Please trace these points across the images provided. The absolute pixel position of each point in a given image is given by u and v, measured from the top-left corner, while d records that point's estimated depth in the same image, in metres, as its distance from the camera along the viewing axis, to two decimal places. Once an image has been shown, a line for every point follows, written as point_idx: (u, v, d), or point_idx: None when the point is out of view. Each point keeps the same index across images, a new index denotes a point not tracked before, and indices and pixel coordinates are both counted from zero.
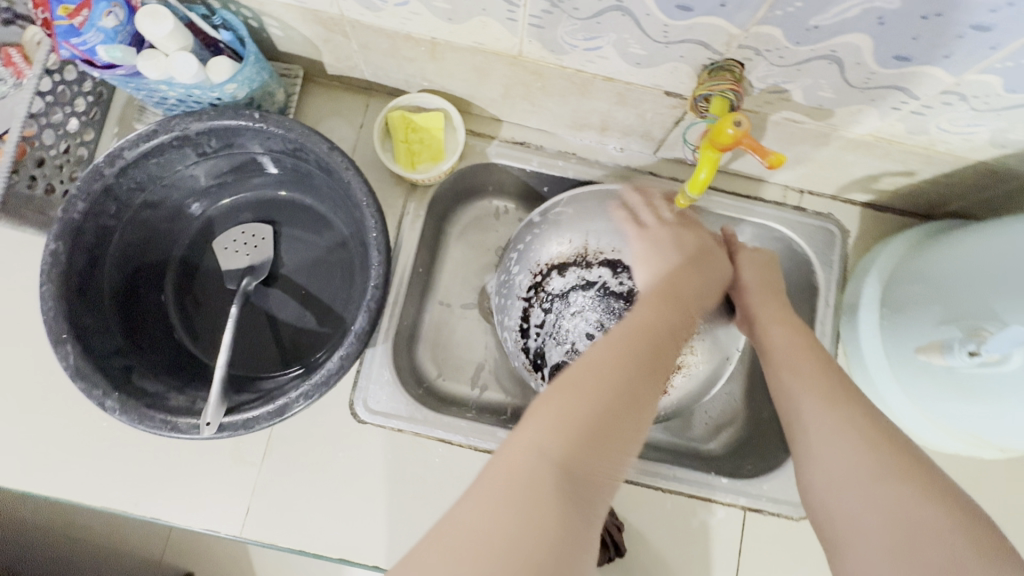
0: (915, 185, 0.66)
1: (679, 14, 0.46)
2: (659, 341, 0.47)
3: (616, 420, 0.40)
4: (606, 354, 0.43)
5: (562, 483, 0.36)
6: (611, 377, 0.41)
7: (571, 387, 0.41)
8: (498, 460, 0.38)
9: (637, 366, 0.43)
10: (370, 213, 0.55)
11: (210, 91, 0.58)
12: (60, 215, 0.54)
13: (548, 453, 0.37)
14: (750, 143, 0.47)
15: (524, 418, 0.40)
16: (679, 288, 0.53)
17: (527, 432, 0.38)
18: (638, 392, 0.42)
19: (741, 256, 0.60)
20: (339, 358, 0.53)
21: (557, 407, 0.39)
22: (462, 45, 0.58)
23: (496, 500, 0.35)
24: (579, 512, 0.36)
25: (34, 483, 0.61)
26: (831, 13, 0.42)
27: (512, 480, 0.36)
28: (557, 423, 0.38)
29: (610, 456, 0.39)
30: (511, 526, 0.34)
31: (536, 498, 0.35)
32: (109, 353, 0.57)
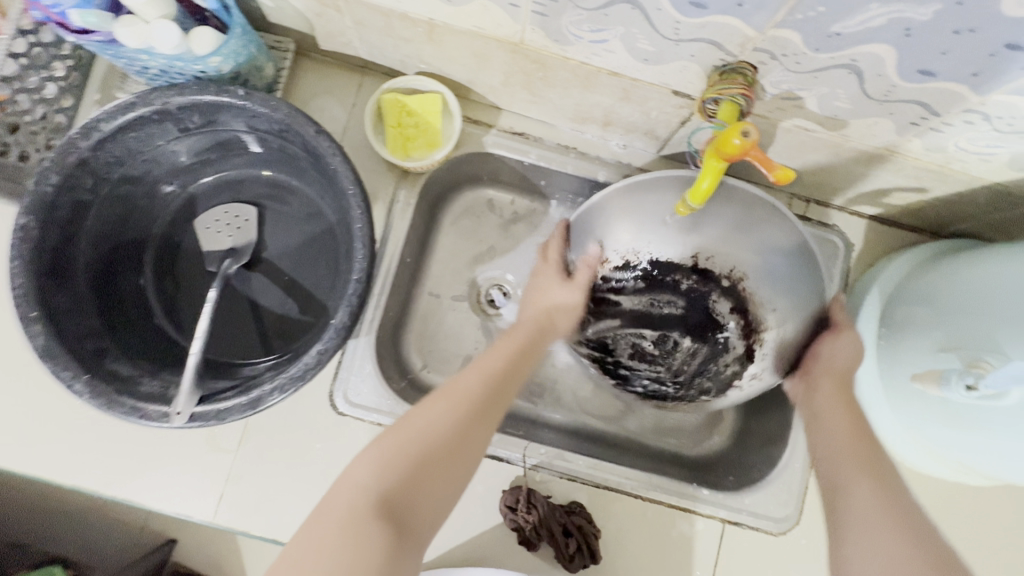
0: (926, 202, 0.63)
1: (691, 12, 0.43)
2: (481, 395, 0.49)
3: (440, 447, 0.44)
4: (446, 395, 0.48)
5: (378, 511, 0.39)
6: (442, 426, 0.45)
7: (402, 428, 0.45)
8: (328, 497, 0.41)
9: (481, 408, 0.48)
10: (356, 202, 0.53)
11: (192, 63, 0.55)
12: (31, 188, 0.52)
13: (366, 484, 0.41)
14: (757, 155, 0.45)
15: (362, 453, 0.43)
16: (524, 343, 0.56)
17: (356, 470, 0.42)
18: (473, 416, 0.47)
19: (847, 333, 0.57)
20: (318, 352, 0.51)
21: (379, 449, 0.43)
22: (461, 28, 0.54)
23: (323, 530, 0.38)
24: (400, 534, 0.39)
25: (4, 458, 0.60)
26: (855, 21, 0.39)
27: (337, 512, 0.39)
28: (381, 458, 0.42)
29: (434, 496, 0.42)
30: (332, 552, 0.37)
31: (353, 533, 0.38)
32: (81, 334, 0.55)
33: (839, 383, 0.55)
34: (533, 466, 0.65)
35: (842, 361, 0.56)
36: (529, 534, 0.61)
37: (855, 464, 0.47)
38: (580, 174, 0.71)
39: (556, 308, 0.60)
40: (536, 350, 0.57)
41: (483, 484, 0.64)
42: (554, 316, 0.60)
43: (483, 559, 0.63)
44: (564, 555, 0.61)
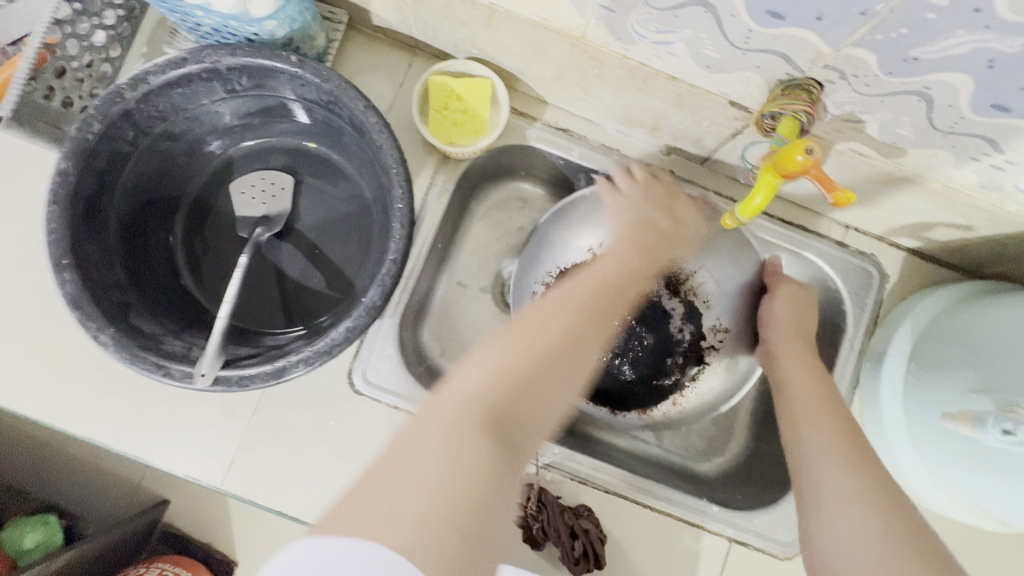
0: (971, 240, 0.62)
1: (768, 21, 0.42)
2: (580, 325, 0.44)
3: (541, 374, 0.39)
4: (554, 304, 0.45)
5: (485, 419, 0.35)
6: (551, 325, 0.42)
7: (522, 332, 0.41)
8: (491, 348, 0.40)
9: (603, 310, 0.47)
10: (398, 181, 0.52)
11: (248, 25, 0.54)
12: (74, 133, 0.51)
13: (478, 392, 0.37)
14: (818, 174, 0.44)
15: (463, 366, 0.39)
16: (637, 275, 0.54)
17: (464, 377, 0.38)
18: (568, 356, 0.41)
19: (780, 293, 0.63)
20: (346, 329, 0.50)
21: (488, 357, 0.39)
22: (522, 17, 0.54)
23: (422, 437, 0.34)
24: (507, 449, 0.35)
25: (18, 402, 0.60)
26: (936, 47, 0.38)
27: (444, 411, 0.35)
28: (491, 368, 0.38)
29: (541, 408, 0.39)
30: (450, 450, 0.33)
31: (469, 435, 0.34)
32: (108, 285, 0.54)
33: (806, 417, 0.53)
34: (544, 466, 0.64)
35: (786, 310, 0.62)
36: (535, 533, 0.61)
37: (830, 429, 0.51)
38: None
39: (649, 226, 0.58)
40: (654, 260, 0.57)
41: None
42: (648, 237, 0.57)
43: None
44: (569, 558, 0.60)
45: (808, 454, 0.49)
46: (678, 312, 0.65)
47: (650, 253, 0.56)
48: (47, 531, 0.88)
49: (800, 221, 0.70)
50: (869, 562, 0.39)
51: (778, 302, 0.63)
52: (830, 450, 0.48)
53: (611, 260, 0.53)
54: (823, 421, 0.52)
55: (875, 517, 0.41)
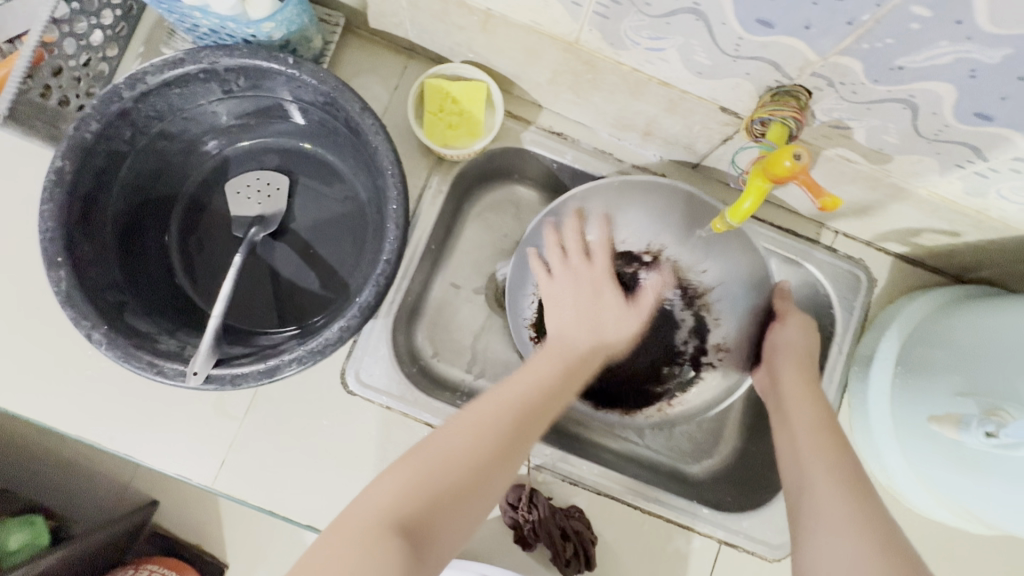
0: (957, 246, 0.63)
1: (757, 29, 0.42)
2: (502, 438, 0.42)
3: (458, 485, 0.39)
4: (478, 419, 0.43)
5: (395, 533, 0.35)
6: (491, 430, 0.43)
7: (431, 446, 0.41)
8: (420, 448, 0.41)
9: (508, 438, 0.43)
10: (393, 181, 0.53)
11: (245, 26, 0.55)
12: (70, 132, 0.51)
13: (390, 505, 0.37)
14: (806, 179, 0.44)
15: (378, 479, 0.39)
16: (569, 336, 0.56)
17: (375, 492, 0.38)
18: (471, 485, 0.39)
19: (791, 318, 0.64)
20: (340, 328, 0.51)
21: (399, 473, 0.39)
22: (517, 22, 0.54)
23: (346, 548, 0.35)
24: (409, 564, 0.35)
25: (9, 400, 0.60)
26: (921, 57, 0.39)
27: (358, 518, 0.36)
28: (406, 484, 0.38)
29: (457, 523, 0.38)
30: (355, 561, 0.34)
31: (376, 548, 0.34)
32: (103, 284, 0.55)
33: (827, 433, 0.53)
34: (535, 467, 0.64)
35: (795, 335, 0.63)
36: (526, 533, 0.61)
37: (823, 450, 0.50)
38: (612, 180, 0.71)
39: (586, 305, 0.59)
40: (581, 374, 0.53)
41: None
42: (589, 317, 0.59)
43: (476, 552, 0.62)
44: (560, 559, 0.61)
45: (805, 473, 0.49)
46: (688, 325, 0.72)
47: (597, 305, 0.60)
48: (33, 532, 0.88)
49: (790, 226, 0.71)
50: None
51: (792, 331, 0.63)
52: (825, 467, 0.48)
53: (559, 341, 0.55)
54: (828, 452, 0.50)
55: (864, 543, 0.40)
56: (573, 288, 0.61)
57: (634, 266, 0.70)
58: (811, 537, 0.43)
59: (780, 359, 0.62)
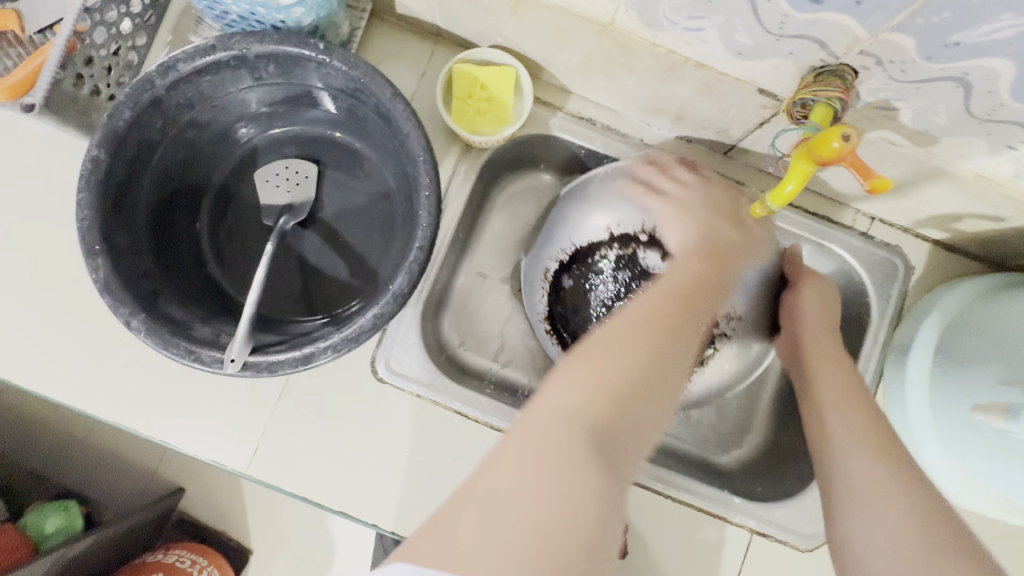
0: (1001, 232, 0.61)
1: (805, 6, 0.41)
2: (661, 336, 0.40)
3: (635, 389, 0.36)
4: (619, 326, 0.41)
5: (585, 438, 0.34)
6: (664, 312, 0.42)
7: (600, 350, 0.38)
8: (576, 362, 0.38)
9: (675, 325, 0.41)
10: (426, 169, 0.52)
11: (275, 12, 0.54)
12: (105, 121, 0.51)
13: (570, 410, 0.35)
14: (854, 161, 0.43)
15: (556, 375, 0.38)
16: (707, 272, 0.49)
17: (556, 394, 0.36)
18: (659, 370, 0.38)
19: (806, 286, 0.62)
20: (374, 316, 0.51)
21: (579, 373, 0.37)
22: (550, 3, 0.53)
23: (535, 471, 0.32)
24: (608, 468, 0.33)
25: (49, 385, 0.61)
26: (980, 32, 0.38)
27: (532, 431, 0.34)
28: (588, 385, 0.36)
29: (643, 425, 0.37)
30: (551, 485, 0.32)
31: (563, 459, 0.33)
32: (138, 272, 0.55)
33: (845, 398, 0.53)
34: None
35: (815, 303, 0.61)
36: None
37: (855, 425, 0.50)
38: None
39: (716, 240, 0.53)
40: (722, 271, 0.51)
41: None
42: (721, 245, 0.53)
43: None
44: None
45: (836, 451, 0.49)
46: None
47: (737, 221, 0.56)
48: (68, 517, 0.90)
49: (824, 212, 0.70)
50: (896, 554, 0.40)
51: (810, 293, 0.62)
52: (849, 435, 0.50)
53: (681, 273, 0.48)
54: (857, 422, 0.51)
55: (903, 514, 0.41)
56: (694, 229, 0.54)
57: (632, 247, 0.61)
58: (849, 519, 0.45)
59: (807, 327, 0.60)
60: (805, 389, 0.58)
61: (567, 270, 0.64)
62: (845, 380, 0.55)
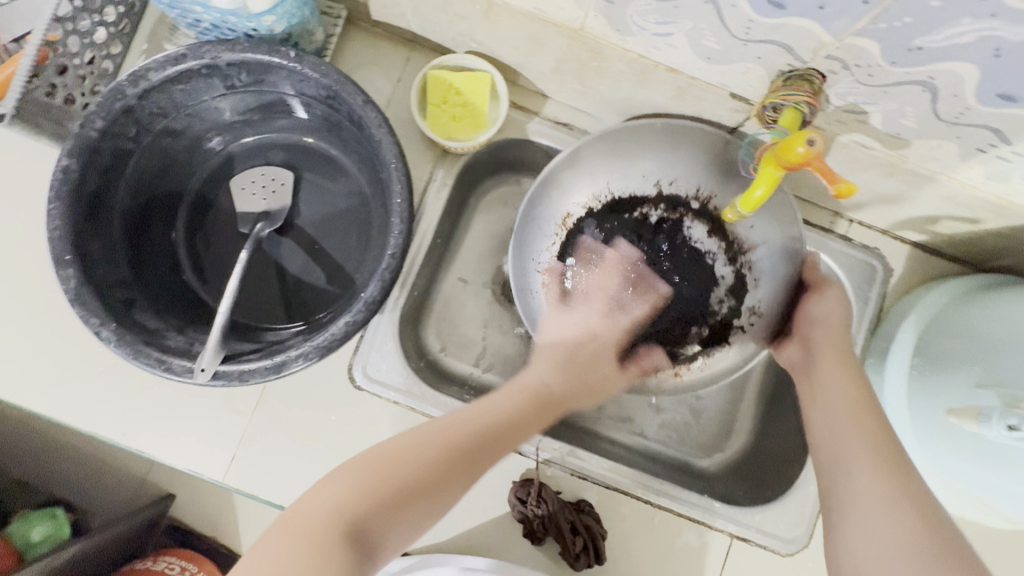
0: (977, 234, 0.61)
1: (768, 11, 0.41)
2: (450, 457, 0.40)
3: (403, 499, 0.37)
4: (413, 434, 0.41)
5: (342, 535, 0.34)
6: (425, 449, 0.40)
7: (357, 470, 0.37)
8: (356, 464, 0.38)
9: (470, 449, 0.41)
10: (397, 176, 0.52)
11: (246, 20, 0.54)
12: (76, 130, 0.51)
13: (335, 507, 0.35)
14: (820, 167, 0.43)
15: (335, 470, 0.38)
16: (566, 397, 0.51)
17: (328, 491, 0.36)
18: (418, 489, 0.38)
19: (832, 290, 0.57)
20: (344, 324, 0.51)
21: (348, 472, 0.37)
22: (520, 9, 0.53)
23: (277, 547, 0.33)
24: (341, 564, 0.33)
25: (24, 396, 0.60)
26: (941, 36, 0.38)
27: (297, 519, 0.35)
28: (356, 485, 0.37)
29: (404, 534, 0.37)
30: (291, 569, 0.32)
31: (317, 553, 0.33)
32: (112, 282, 0.55)
33: (850, 405, 0.48)
34: (544, 461, 0.64)
35: (840, 309, 0.55)
36: (537, 529, 0.61)
37: (853, 432, 0.46)
38: None
39: (577, 345, 0.55)
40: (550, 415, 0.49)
41: (494, 473, 0.63)
42: (582, 352, 0.55)
43: (484, 547, 0.62)
44: (569, 553, 0.60)
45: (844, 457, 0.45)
46: (725, 283, 0.61)
47: (613, 296, 0.59)
48: (55, 523, 0.91)
49: (803, 215, 0.70)
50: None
51: (832, 303, 0.56)
52: (858, 446, 0.45)
53: (512, 391, 0.49)
54: (856, 431, 0.46)
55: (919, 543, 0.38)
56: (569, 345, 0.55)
57: (678, 212, 0.61)
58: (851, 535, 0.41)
59: (820, 329, 0.55)
60: (806, 390, 0.53)
61: (590, 224, 0.61)
62: (846, 382, 0.50)
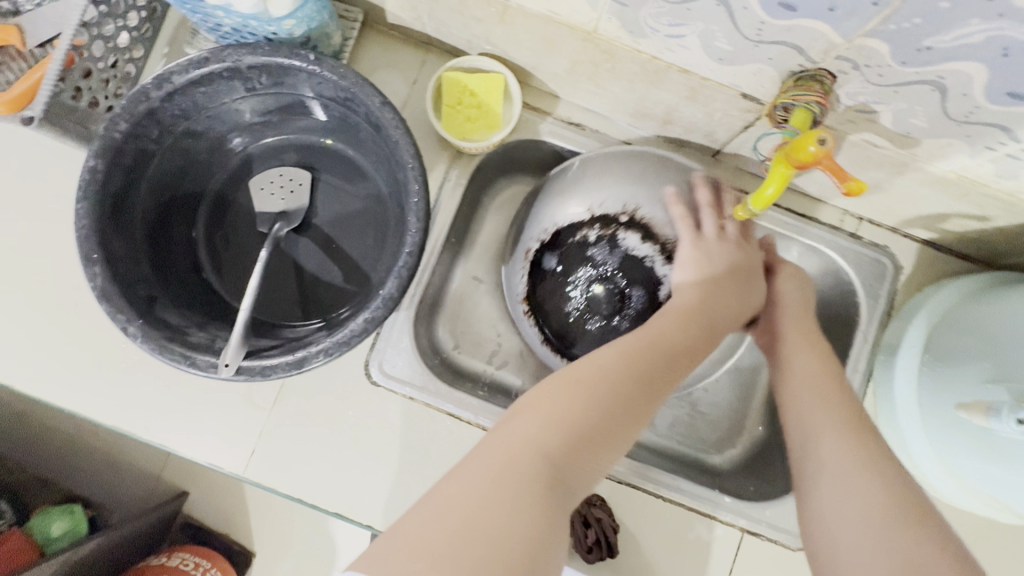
0: (987, 231, 0.62)
1: (780, 13, 0.42)
2: (619, 401, 0.43)
3: (590, 445, 0.40)
4: (575, 382, 0.43)
5: (547, 479, 0.38)
6: (598, 400, 0.42)
7: (525, 411, 0.41)
8: (512, 437, 0.40)
9: (627, 399, 0.43)
10: (414, 175, 0.53)
11: (267, 24, 0.55)
12: (102, 132, 0.53)
13: (536, 449, 0.38)
14: (830, 164, 0.44)
15: (516, 417, 0.41)
16: (694, 347, 0.50)
17: (512, 434, 0.40)
18: (588, 437, 0.40)
19: (783, 271, 0.62)
20: (364, 320, 0.52)
21: (542, 413, 0.41)
22: (535, 12, 0.54)
23: (483, 489, 0.36)
24: (553, 503, 0.37)
25: (51, 391, 0.62)
26: (950, 36, 0.38)
27: (503, 459, 0.38)
28: (545, 434, 0.39)
29: (588, 472, 0.40)
30: (503, 513, 0.35)
31: (517, 491, 0.36)
32: (135, 279, 0.56)
33: (814, 382, 0.52)
34: None
35: (795, 291, 0.60)
36: None
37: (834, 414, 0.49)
38: None
39: (710, 269, 0.57)
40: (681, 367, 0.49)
41: None
42: (711, 302, 0.54)
43: None
44: (582, 545, 0.61)
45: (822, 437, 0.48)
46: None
47: (745, 262, 0.59)
48: (74, 519, 0.91)
49: (813, 213, 0.70)
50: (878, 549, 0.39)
51: (790, 285, 0.61)
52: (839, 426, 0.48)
53: (626, 343, 0.48)
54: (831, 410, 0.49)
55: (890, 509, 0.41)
56: (700, 269, 0.57)
57: (612, 227, 0.62)
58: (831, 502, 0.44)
59: (787, 314, 0.59)
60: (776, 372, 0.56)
61: (550, 253, 0.64)
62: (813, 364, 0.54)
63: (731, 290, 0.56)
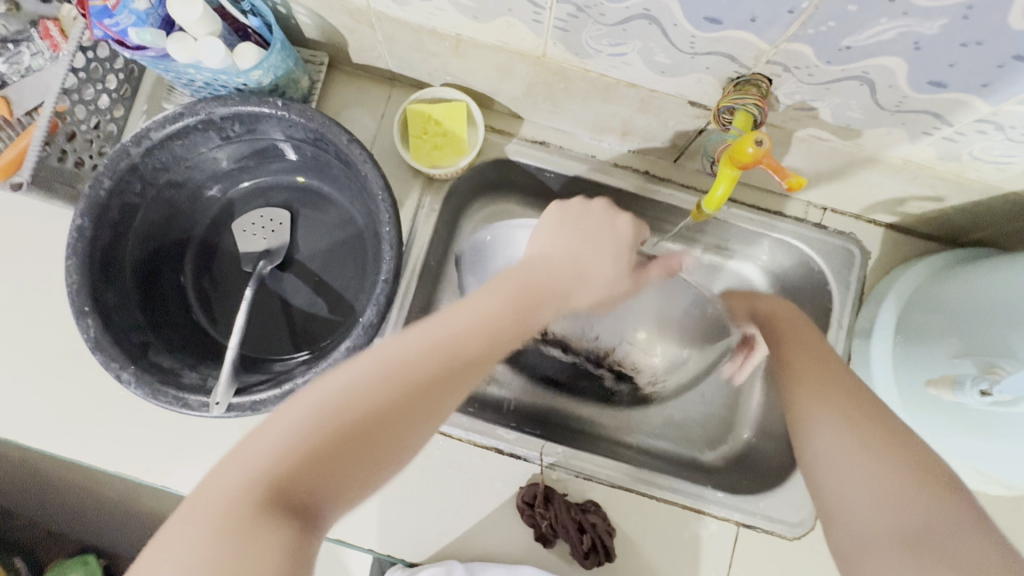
0: (943, 211, 0.64)
1: (707, 26, 0.45)
2: (371, 415, 0.34)
3: (341, 438, 0.33)
4: (306, 399, 0.35)
5: (270, 511, 0.30)
6: (332, 414, 0.34)
7: (278, 420, 0.34)
8: (297, 400, 0.35)
9: (398, 407, 0.35)
10: (385, 207, 0.56)
11: (236, 76, 0.59)
12: (87, 191, 0.56)
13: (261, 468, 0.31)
14: (770, 163, 0.46)
15: (266, 428, 0.34)
16: (496, 323, 0.42)
17: (258, 446, 0.32)
18: (330, 448, 0.33)
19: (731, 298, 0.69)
20: (347, 348, 0.54)
21: (276, 435, 0.33)
22: (486, 43, 0.57)
23: (224, 492, 0.30)
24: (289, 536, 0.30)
25: (52, 443, 0.64)
26: (865, 35, 0.41)
27: (250, 468, 0.31)
28: (284, 447, 0.32)
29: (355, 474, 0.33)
30: (207, 545, 0.29)
31: (236, 540, 0.29)
32: (128, 327, 0.59)
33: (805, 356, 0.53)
34: (549, 465, 0.66)
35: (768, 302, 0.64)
36: (545, 530, 0.63)
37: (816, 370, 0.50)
38: (597, 183, 0.73)
39: (535, 284, 0.47)
40: (476, 362, 0.40)
41: (500, 481, 0.66)
42: (537, 287, 0.47)
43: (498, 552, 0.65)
44: (578, 552, 0.62)
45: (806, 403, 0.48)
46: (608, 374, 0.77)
47: (583, 235, 0.52)
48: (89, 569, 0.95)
49: (777, 207, 0.72)
50: (872, 496, 0.38)
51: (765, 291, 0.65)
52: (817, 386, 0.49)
53: (422, 333, 0.39)
54: (813, 371, 0.50)
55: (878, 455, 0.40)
56: (562, 235, 0.51)
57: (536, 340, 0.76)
58: (831, 469, 0.42)
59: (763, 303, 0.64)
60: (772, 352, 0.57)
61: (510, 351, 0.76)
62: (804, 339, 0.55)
63: (495, 322, 0.42)
